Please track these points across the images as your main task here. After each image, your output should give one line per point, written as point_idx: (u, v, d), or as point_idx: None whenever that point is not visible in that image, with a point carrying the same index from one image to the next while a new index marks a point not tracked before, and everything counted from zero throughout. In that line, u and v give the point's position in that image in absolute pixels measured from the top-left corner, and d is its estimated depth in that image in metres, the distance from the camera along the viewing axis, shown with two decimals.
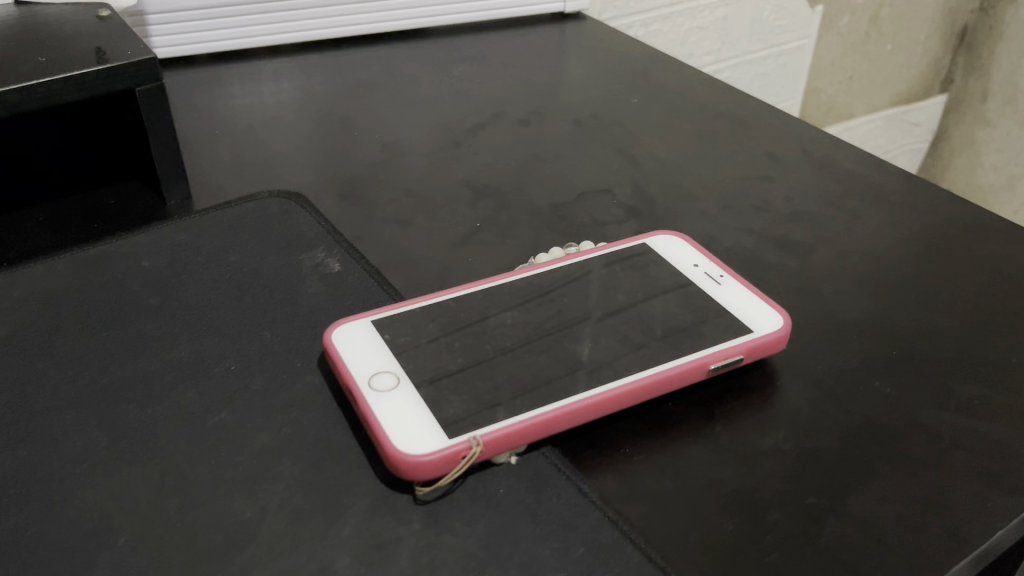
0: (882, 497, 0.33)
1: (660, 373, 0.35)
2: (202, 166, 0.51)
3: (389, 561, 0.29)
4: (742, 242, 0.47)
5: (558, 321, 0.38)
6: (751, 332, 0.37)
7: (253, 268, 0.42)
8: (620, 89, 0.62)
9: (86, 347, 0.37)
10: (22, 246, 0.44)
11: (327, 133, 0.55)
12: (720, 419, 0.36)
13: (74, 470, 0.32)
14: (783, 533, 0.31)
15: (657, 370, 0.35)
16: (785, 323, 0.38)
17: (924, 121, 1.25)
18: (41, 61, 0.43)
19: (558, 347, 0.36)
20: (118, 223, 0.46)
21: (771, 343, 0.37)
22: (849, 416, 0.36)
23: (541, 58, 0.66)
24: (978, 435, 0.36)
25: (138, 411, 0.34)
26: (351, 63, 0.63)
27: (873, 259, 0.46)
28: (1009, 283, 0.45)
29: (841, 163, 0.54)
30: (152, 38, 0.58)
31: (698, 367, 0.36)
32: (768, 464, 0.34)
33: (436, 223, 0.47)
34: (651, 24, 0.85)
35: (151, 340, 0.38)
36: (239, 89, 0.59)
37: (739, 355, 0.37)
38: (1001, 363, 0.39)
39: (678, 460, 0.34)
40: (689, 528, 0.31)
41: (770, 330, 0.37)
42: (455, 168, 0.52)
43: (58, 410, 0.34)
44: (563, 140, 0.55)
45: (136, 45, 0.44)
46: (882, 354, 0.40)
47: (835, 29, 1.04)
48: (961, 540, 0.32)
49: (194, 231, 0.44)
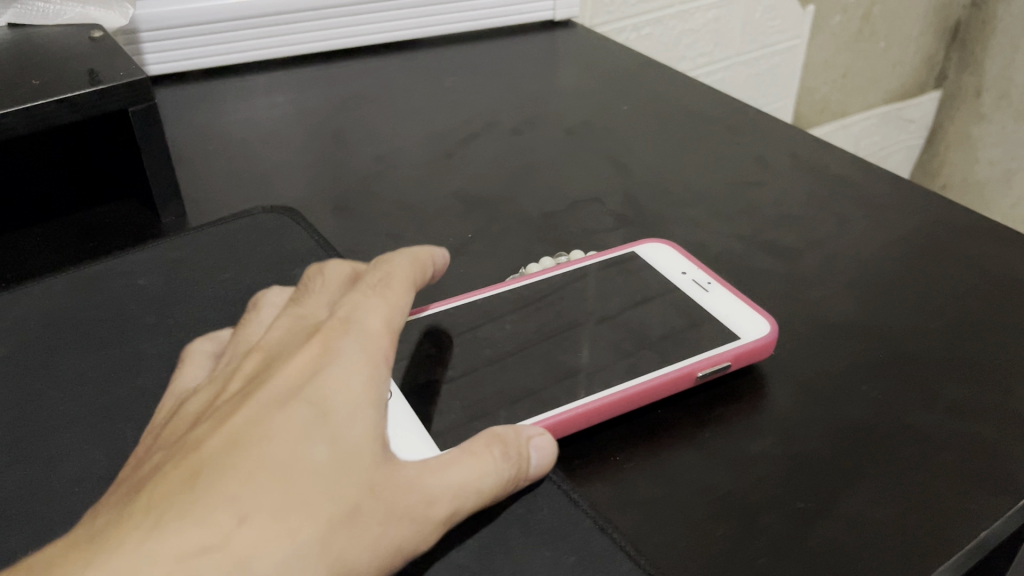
0: (870, 499, 0.33)
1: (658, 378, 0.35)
2: (197, 184, 0.51)
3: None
4: (730, 249, 0.47)
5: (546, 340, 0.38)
6: (737, 340, 0.38)
7: (248, 285, 0.42)
8: (610, 96, 0.63)
9: (84, 367, 0.38)
10: (19, 267, 0.45)
11: (320, 147, 0.55)
12: (709, 426, 0.36)
13: (73, 488, 0.32)
14: (772, 537, 0.32)
15: (645, 379, 0.35)
16: (773, 329, 0.38)
17: (918, 117, 1.26)
18: (35, 84, 0.43)
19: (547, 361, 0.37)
20: (115, 242, 0.47)
21: (757, 349, 0.37)
22: (836, 420, 0.37)
23: (531, 67, 0.66)
24: (966, 436, 0.36)
25: (136, 429, 0.35)
26: (342, 77, 0.64)
27: (860, 262, 0.46)
28: (995, 284, 0.45)
29: (828, 167, 0.55)
30: (144, 56, 0.59)
31: (685, 376, 0.36)
32: (757, 469, 0.35)
33: (427, 236, 0.47)
34: (643, 27, 0.85)
35: (147, 359, 0.38)
36: (232, 104, 0.60)
37: (726, 362, 0.37)
38: (986, 364, 0.40)
39: (669, 468, 0.35)
40: (679, 534, 0.32)
41: (756, 337, 0.38)
42: (447, 179, 0.53)
43: (56, 430, 0.35)
44: (554, 149, 0.56)
45: (128, 66, 0.45)
46: (870, 357, 0.40)
47: (827, 29, 1.04)
48: (947, 541, 0.32)
49: (190, 249, 0.45)
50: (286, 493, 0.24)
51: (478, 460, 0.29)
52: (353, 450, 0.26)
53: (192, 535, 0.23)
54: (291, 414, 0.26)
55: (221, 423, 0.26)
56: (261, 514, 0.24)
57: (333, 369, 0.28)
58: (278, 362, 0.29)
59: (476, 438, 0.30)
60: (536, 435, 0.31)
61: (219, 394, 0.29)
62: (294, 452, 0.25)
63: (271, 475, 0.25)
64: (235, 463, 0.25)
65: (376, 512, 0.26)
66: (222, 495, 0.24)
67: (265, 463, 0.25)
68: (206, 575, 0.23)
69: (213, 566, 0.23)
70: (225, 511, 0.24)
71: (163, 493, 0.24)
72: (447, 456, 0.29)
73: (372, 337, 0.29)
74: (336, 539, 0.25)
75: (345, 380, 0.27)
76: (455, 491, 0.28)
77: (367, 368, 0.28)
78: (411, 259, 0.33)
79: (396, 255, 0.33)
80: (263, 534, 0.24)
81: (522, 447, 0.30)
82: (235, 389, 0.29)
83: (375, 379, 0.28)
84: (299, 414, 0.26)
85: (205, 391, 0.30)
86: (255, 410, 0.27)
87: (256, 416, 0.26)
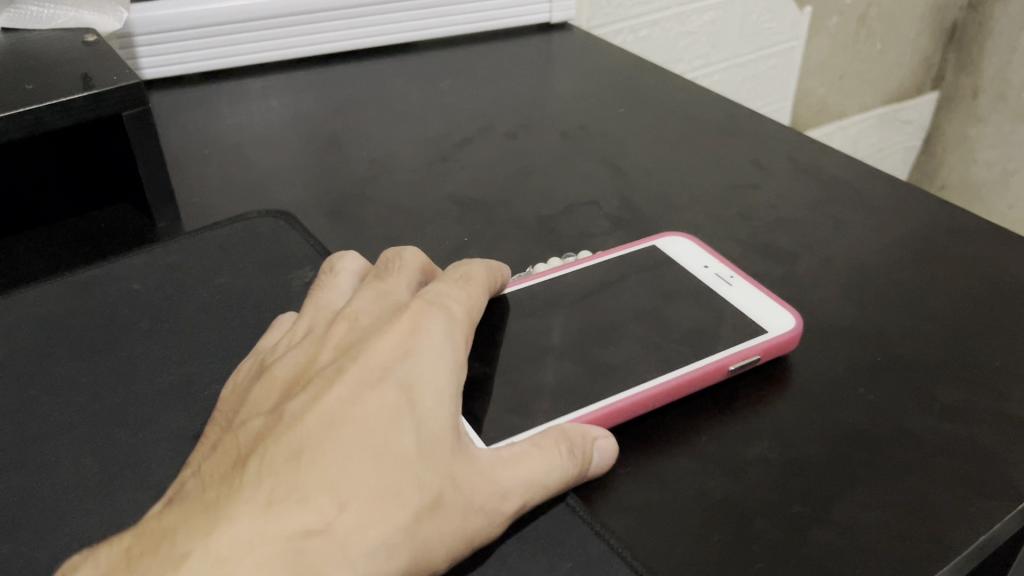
0: (866, 504, 0.33)
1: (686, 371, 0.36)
2: (192, 189, 0.51)
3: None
4: (727, 253, 0.47)
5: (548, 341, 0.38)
6: (765, 334, 0.38)
7: (243, 290, 0.42)
8: (607, 99, 0.63)
9: (77, 373, 0.37)
10: (14, 272, 0.45)
11: (315, 151, 0.55)
12: (706, 431, 0.36)
13: (66, 495, 0.32)
14: (768, 542, 0.32)
15: (677, 374, 0.36)
16: (797, 323, 0.38)
17: (916, 118, 1.25)
18: (28, 89, 0.43)
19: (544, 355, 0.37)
20: (109, 248, 0.47)
21: (784, 342, 0.38)
22: (833, 424, 0.37)
23: (528, 70, 0.66)
24: (963, 441, 0.36)
25: (130, 435, 0.35)
26: (338, 80, 0.63)
27: (857, 265, 0.46)
28: (992, 287, 0.45)
29: (825, 169, 0.55)
30: (140, 59, 0.58)
31: (716, 370, 0.36)
32: (753, 474, 0.34)
33: (423, 240, 0.47)
34: (640, 30, 0.85)
35: (140, 365, 0.38)
36: (228, 108, 0.60)
37: (756, 355, 0.37)
38: (983, 367, 0.40)
39: (665, 474, 0.34)
40: (674, 540, 0.32)
41: (783, 331, 0.38)
42: (443, 182, 0.52)
43: (50, 436, 0.34)
44: (551, 152, 0.56)
45: (122, 70, 0.45)
46: (867, 361, 0.40)
47: (824, 30, 1.04)
48: (944, 546, 0.32)
49: (184, 253, 0.45)
50: (382, 476, 0.26)
51: (552, 456, 0.30)
52: (437, 438, 0.28)
53: (299, 516, 0.25)
54: (383, 399, 0.28)
55: (318, 401, 0.28)
56: (360, 499, 0.26)
57: (419, 357, 0.30)
58: (366, 343, 0.31)
59: (544, 433, 0.31)
60: (601, 436, 0.32)
61: (310, 364, 0.31)
62: (389, 438, 0.27)
63: (366, 457, 0.27)
64: (335, 445, 0.27)
65: (459, 500, 0.28)
66: (324, 480, 0.26)
67: (363, 447, 0.27)
68: (311, 554, 0.25)
69: (319, 546, 0.25)
70: (327, 497, 0.26)
71: (270, 470, 0.26)
72: (526, 445, 0.31)
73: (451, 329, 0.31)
74: (425, 523, 0.27)
75: (430, 371, 0.29)
76: (525, 487, 0.29)
77: (448, 362, 0.30)
78: (478, 269, 0.36)
79: (468, 261, 0.37)
80: (361, 517, 0.26)
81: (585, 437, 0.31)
82: (328, 362, 0.31)
83: (455, 375, 0.30)
84: (391, 398, 0.28)
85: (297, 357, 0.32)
86: (349, 390, 0.29)
87: (350, 397, 0.28)
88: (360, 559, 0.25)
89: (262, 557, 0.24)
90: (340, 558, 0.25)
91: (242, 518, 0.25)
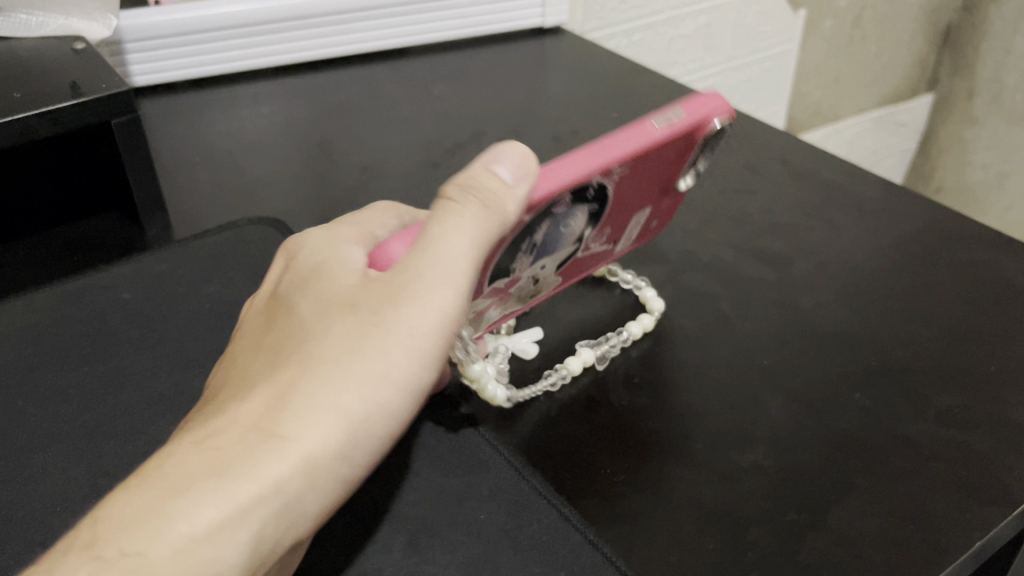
0: (862, 511, 0.33)
1: (693, 118, 0.33)
2: (182, 197, 0.51)
3: (424, 562, 0.30)
4: (721, 257, 0.47)
5: (522, 277, 0.36)
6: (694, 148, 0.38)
7: (234, 299, 0.42)
8: (601, 103, 0.62)
9: (65, 384, 0.37)
10: (4, 282, 0.45)
11: (306, 158, 0.55)
12: (700, 439, 0.36)
13: (53, 508, 0.32)
14: (763, 551, 0.32)
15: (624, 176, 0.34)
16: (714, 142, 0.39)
17: (912, 121, 1.25)
18: (16, 97, 0.43)
19: (520, 255, 0.34)
20: (99, 256, 0.47)
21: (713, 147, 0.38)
22: (828, 430, 0.37)
23: (521, 75, 0.66)
24: (958, 446, 0.36)
25: (119, 446, 0.34)
26: (329, 86, 0.63)
27: (852, 270, 0.46)
28: (987, 290, 0.45)
29: (819, 172, 0.55)
30: (129, 66, 0.58)
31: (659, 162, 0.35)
32: (747, 482, 0.34)
33: None
34: (634, 34, 0.85)
35: (131, 376, 0.38)
36: (218, 115, 0.59)
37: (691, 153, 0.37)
38: (979, 371, 0.40)
39: (659, 482, 0.34)
40: (669, 549, 0.32)
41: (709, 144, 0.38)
42: (435, 188, 0.52)
43: (37, 448, 0.34)
44: (544, 157, 0.56)
45: (111, 78, 0.45)
46: (861, 367, 0.40)
47: (818, 33, 1.03)
48: (939, 552, 0.31)
49: (174, 262, 0.44)
50: (279, 364, 0.28)
51: (445, 216, 0.29)
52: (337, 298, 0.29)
53: (216, 427, 0.27)
54: (281, 316, 0.30)
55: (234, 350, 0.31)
56: (267, 392, 0.28)
57: (305, 267, 0.31)
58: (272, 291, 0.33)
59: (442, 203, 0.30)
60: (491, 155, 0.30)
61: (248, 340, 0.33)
62: (290, 334, 0.29)
63: (267, 362, 0.29)
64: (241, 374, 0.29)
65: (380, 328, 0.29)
66: (234, 396, 0.28)
67: (267, 356, 0.29)
68: (233, 449, 0.27)
69: (237, 443, 0.27)
70: (237, 406, 0.28)
71: (196, 418, 0.29)
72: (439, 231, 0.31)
73: (337, 235, 0.33)
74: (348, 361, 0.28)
75: (319, 264, 0.31)
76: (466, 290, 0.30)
77: (337, 249, 0.32)
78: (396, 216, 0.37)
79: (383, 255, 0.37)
80: (272, 400, 0.27)
81: (484, 180, 0.30)
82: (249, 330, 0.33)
83: (352, 255, 0.31)
84: (286, 309, 0.30)
85: (239, 326, 0.33)
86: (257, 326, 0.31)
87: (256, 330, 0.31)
88: (287, 433, 0.27)
89: (184, 471, 0.26)
90: (269, 441, 0.27)
91: (164, 452, 0.27)
